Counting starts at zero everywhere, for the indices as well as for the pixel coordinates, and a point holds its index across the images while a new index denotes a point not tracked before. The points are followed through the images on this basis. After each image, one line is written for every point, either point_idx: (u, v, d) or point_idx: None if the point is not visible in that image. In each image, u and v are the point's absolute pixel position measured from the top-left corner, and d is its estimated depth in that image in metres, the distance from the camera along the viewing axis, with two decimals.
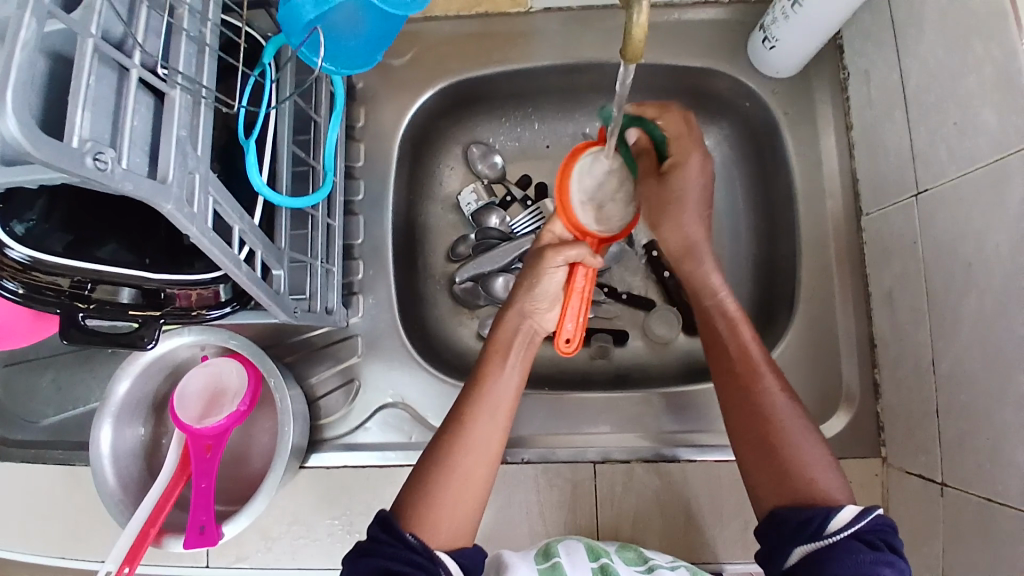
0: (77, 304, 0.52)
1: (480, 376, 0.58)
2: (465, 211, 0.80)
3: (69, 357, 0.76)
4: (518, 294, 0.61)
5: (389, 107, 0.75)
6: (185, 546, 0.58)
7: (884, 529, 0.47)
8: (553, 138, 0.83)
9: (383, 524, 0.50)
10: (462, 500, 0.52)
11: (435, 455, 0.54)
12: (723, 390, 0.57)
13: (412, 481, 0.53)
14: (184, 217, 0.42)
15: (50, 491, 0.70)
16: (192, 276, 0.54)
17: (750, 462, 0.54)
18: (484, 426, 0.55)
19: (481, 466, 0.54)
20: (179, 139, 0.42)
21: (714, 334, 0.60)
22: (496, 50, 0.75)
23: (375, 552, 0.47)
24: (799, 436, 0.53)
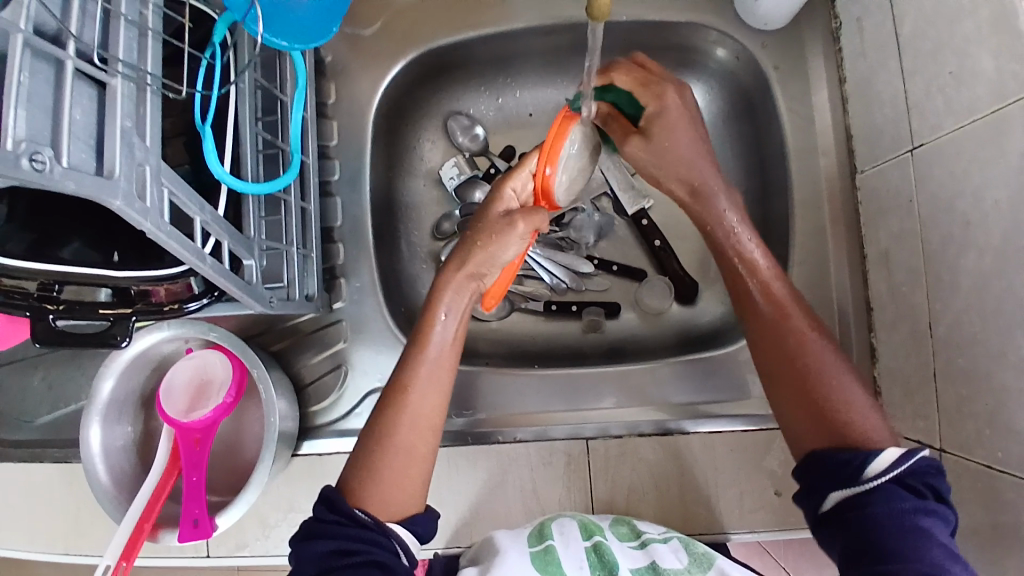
0: (46, 305, 0.50)
1: (420, 336, 0.54)
2: (447, 185, 0.78)
3: (59, 356, 0.76)
4: (475, 253, 0.54)
5: (360, 81, 0.72)
6: (179, 540, 0.58)
7: (929, 470, 0.44)
8: (535, 105, 0.80)
9: (328, 502, 0.49)
10: (405, 476, 0.50)
11: (380, 425, 0.52)
12: (754, 332, 0.52)
13: (358, 451, 0.52)
14: (135, 213, 0.40)
15: (51, 489, 0.70)
16: (161, 271, 0.51)
17: (776, 397, 0.51)
18: (424, 401, 0.52)
19: (423, 441, 0.52)
20: (124, 131, 0.39)
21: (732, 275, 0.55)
22: (470, 13, 0.72)
23: (323, 533, 0.47)
24: (838, 367, 0.49)
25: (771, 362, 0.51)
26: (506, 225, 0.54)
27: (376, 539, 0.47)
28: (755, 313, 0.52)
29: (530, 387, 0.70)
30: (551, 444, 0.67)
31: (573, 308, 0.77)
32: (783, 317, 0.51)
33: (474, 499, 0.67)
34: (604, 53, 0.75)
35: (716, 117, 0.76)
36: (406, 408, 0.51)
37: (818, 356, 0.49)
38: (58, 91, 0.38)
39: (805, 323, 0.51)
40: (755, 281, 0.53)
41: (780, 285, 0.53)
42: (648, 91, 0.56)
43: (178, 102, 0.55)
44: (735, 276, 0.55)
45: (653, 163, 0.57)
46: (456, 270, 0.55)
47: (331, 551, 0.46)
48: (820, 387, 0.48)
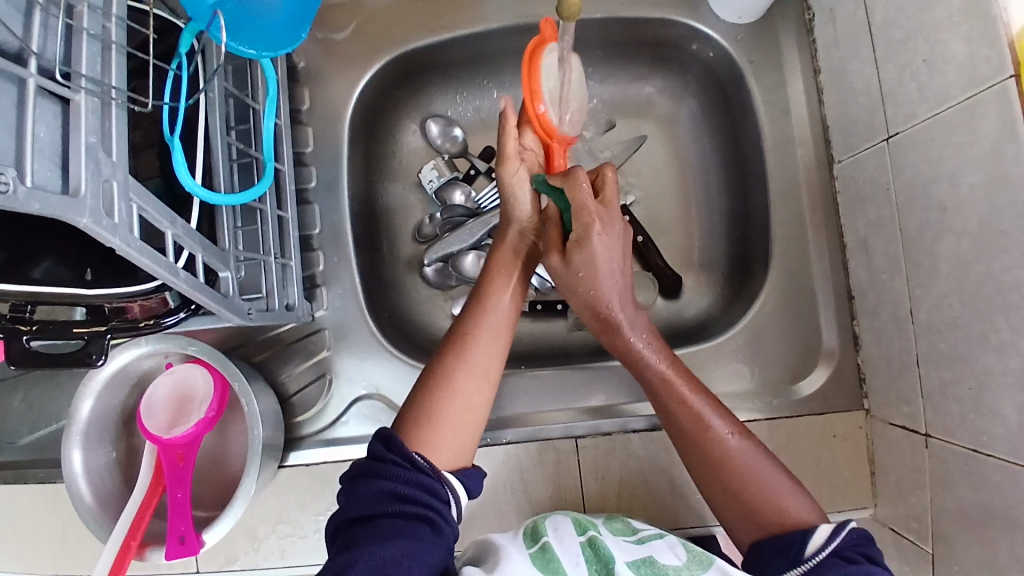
0: (20, 326, 0.49)
1: (479, 299, 0.58)
2: (428, 188, 0.77)
3: (41, 375, 0.75)
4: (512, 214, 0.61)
5: (334, 87, 0.71)
6: (167, 558, 0.57)
7: (862, 541, 0.46)
8: (513, 104, 0.80)
9: (385, 442, 0.50)
10: (462, 422, 0.52)
11: (435, 376, 0.54)
12: (680, 447, 0.55)
13: (411, 403, 0.53)
14: (103, 229, 0.39)
15: (36, 510, 0.69)
16: (136, 286, 0.50)
17: (710, 490, 0.53)
18: (486, 352, 0.55)
19: (481, 391, 0.54)
20: (89, 147, 0.39)
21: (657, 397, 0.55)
22: (442, 14, 0.71)
23: (379, 473, 0.47)
24: (761, 464, 0.51)
25: (701, 460, 0.53)
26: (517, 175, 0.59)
27: (430, 485, 0.48)
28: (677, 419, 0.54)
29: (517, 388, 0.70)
30: (541, 445, 0.67)
31: (559, 307, 0.76)
32: (703, 424, 0.53)
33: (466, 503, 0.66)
34: (579, 49, 0.74)
35: (695, 111, 0.76)
36: (470, 354, 0.54)
37: (737, 450, 0.52)
38: (21, 110, 0.37)
39: (727, 428, 0.53)
40: (675, 396, 0.54)
41: (697, 395, 0.54)
42: (579, 218, 0.54)
43: (147, 114, 0.54)
44: (658, 397, 0.55)
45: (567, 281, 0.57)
46: (506, 232, 0.61)
47: (386, 493, 0.46)
48: (744, 486, 0.51)
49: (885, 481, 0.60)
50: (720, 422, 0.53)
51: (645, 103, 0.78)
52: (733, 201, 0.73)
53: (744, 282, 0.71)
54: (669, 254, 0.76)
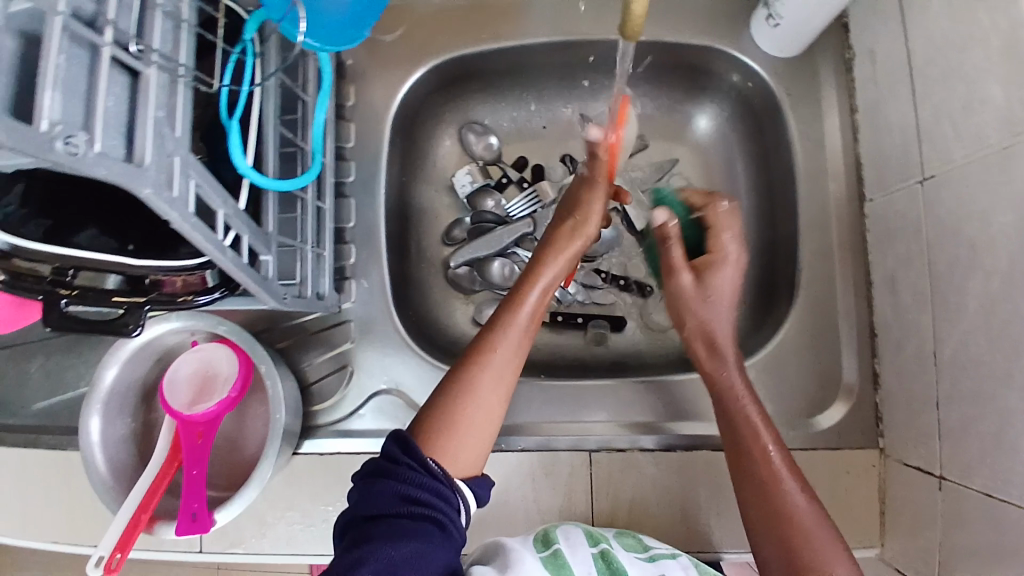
0: (59, 291, 0.49)
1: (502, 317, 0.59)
2: (460, 193, 0.78)
3: (59, 344, 0.74)
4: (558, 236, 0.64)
5: (378, 87, 0.72)
6: (178, 533, 0.57)
7: None
8: (549, 119, 0.81)
9: (401, 444, 0.51)
10: (479, 429, 0.54)
11: (453, 385, 0.55)
12: (744, 487, 0.56)
13: (431, 409, 0.55)
14: (163, 202, 0.40)
15: (46, 477, 0.69)
16: (178, 262, 0.51)
17: (752, 517, 0.54)
18: (507, 362, 0.57)
19: (498, 401, 0.56)
20: (156, 121, 0.40)
21: (737, 443, 0.57)
22: (489, 24, 0.73)
23: (395, 475, 0.48)
24: (814, 519, 0.52)
25: (764, 503, 0.54)
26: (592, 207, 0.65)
27: (440, 491, 0.49)
28: (750, 470, 0.55)
29: (535, 398, 0.71)
30: (555, 455, 0.68)
31: (579, 320, 0.77)
32: (777, 476, 0.54)
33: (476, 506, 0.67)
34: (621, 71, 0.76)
35: (729, 139, 0.77)
36: (491, 364, 0.56)
37: (803, 513, 0.52)
38: (93, 75, 0.37)
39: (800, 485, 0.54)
40: (759, 451, 0.56)
41: (779, 447, 0.56)
42: (719, 239, 0.64)
43: (202, 96, 0.55)
44: (735, 443, 0.57)
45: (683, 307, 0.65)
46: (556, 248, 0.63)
47: (399, 495, 0.47)
48: (796, 542, 0.51)
49: (896, 520, 0.61)
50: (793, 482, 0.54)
51: (681, 128, 0.79)
52: (761, 232, 0.75)
53: (767, 311, 0.72)
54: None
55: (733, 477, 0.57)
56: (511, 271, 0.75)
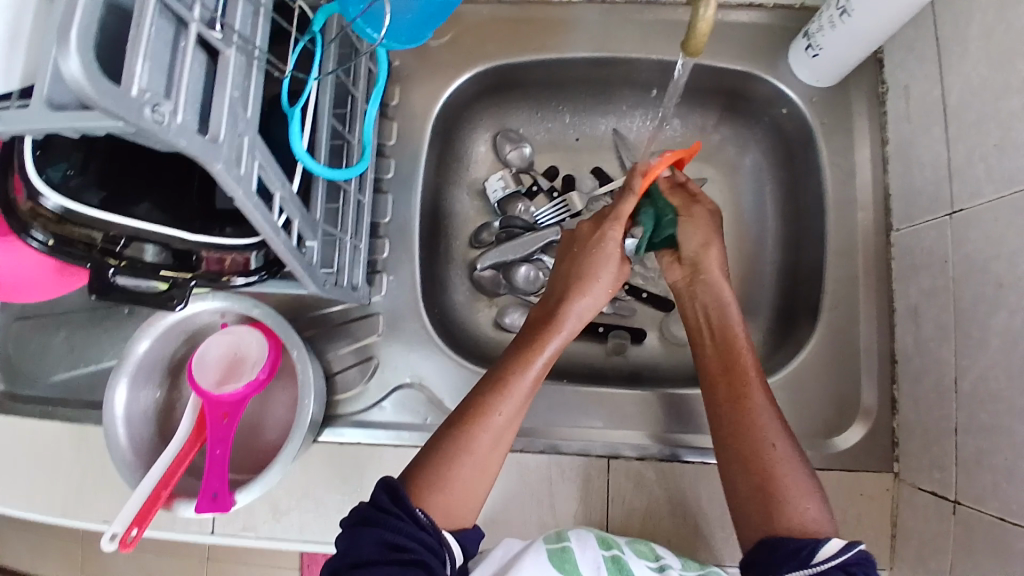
0: (109, 260, 0.49)
1: (504, 369, 0.59)
2: (491, 198, 0.78)
3: (88, 316, 0.71)
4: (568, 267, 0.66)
5: (421, 89, 0.74)
6: (195, 511, 0.55)
7: (865, 562, 0.49)
8: (583, 132, 0.82)
9: (391, 493, 0.52)
10: (471, 483, 0.55)
11: (450, 440, 0.56)
12: (719, 424, 0.59)
13: (430, 451, 0.56)
14: (231, 178, 0.41)
15: (56, 452, 0.66)
16: (224, 240, 0.51)
17: (723, 456, 0.58)
18: (505, 418, 0.57)
19: (492, 458, 0.57)
20: (232, 100, 0.41)
21: (713, 383, 0.61)
22: (535, 36, 0.74)
23: (382, 523, 0.50)
24: (790, 462, 0.55)
25: (740, 446, 0.56)
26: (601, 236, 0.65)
27: (428, 541, 0.50)
28: (724, 403, 0.59)
29: (555, 401, 0.71)
30: (568, 457, 0.68)
31: (600, 330, 0.77)
32: (753, 415, 0.57)
33: (491, 503, 0.68)
34: (660, 90, 0.77)
35: (760, 163, 0.79)
36: (489, 424, 0.56)
37: (779, 455, 0.55)
38: (176, 50, 0.38)
39: (777, 429, 0.57)
40: (732, 394, 0.59)
41: (759, 394, 0.58)
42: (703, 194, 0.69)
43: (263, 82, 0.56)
44: (716, 383, 0.61)
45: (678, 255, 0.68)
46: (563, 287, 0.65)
47: (385, 543, 0.49)
48: (773, 487, 0.54)
49: (907, 544, 0.61)
50: (767, 417, 0.57)
51: (712, 149, 0.82)
52: (786, 254, 0.76)
53: (788, 332, 0.73)
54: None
55: (714, 425, 0.59)
56: (536, 277, 0.76)
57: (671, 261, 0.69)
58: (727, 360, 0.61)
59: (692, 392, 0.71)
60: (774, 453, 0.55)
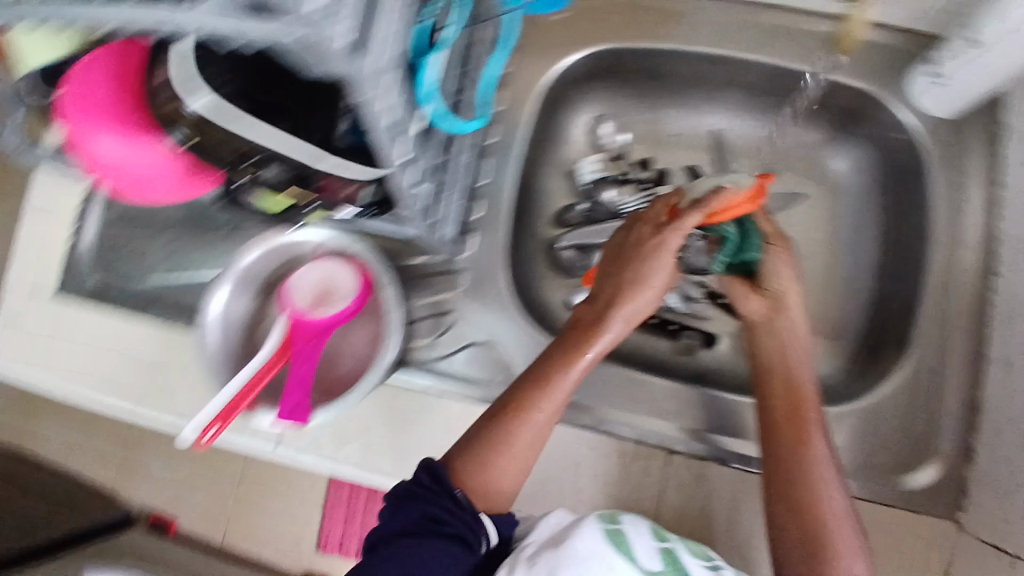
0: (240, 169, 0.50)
1: (547, 368, 0.60)
2: (580, 179, 0.75)
3: (194, 229, 0.74)
4: (617, 273, 0.64)
5: (531, 56, 0.70)
6: (278, 417, 0.59)
7: None
8: (682, 128, 0.78)
9: (431, 472, 0.57)
10: (509, 474, 0.58)
11: (491, 430, 0.58)
12: (772, 466, 0.59)
13: (473, 436, 0.59)
14: (376, 110, 0.41)
15: (145, 352, 0.69)
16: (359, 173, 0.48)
17: (773, 497, 0.58)
18: (544, 418, 0.58)
19: (528, 452, 0.59)
20: (388, 29, 0.40)
21: (770, 423, 0.61)
22: (650, 19, 0.70)
23: (422, 499, 0.55)
24: (839, 518, 0.56)
25: (791, 493, 0.57)
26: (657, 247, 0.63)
27: (464, 518, 0.55)
28: (781, 447, 0.59)
29: (620, 390, 0.70)
30: (628, 444, 0.69)
31: (672, 327, 0.76)
32: (812, 465, 0.57)
33: (545, 472, 0.69)
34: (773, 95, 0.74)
35: (866, 185, 0.76)
36: (530, 421, 0.58)
37: (831, 509, 0.56)
38: None
39: (830, 482, 0.57)
40: (791, 440, 0.59)
41: (818, 443, 0.58)
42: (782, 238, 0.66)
43: None
44: (776, 425, 0.60)
45: (756, 285, 0.67)
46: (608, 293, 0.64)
47: (425, 518, 0.54)
48: (820, 542, 0.55)
49: None
50: (824, 469, 0.57)
51: (817, 165, 0.77)
52: (876, 283, 0.74)
53: (868, 362, 0.71)
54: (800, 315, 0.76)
55: (766, 466, 0.60)
56: None
57: (748, 291, 0.68)
58: (793, 407, 0.60)
59: (741, 400, 0.70)
60: (826, 506, 0.56)
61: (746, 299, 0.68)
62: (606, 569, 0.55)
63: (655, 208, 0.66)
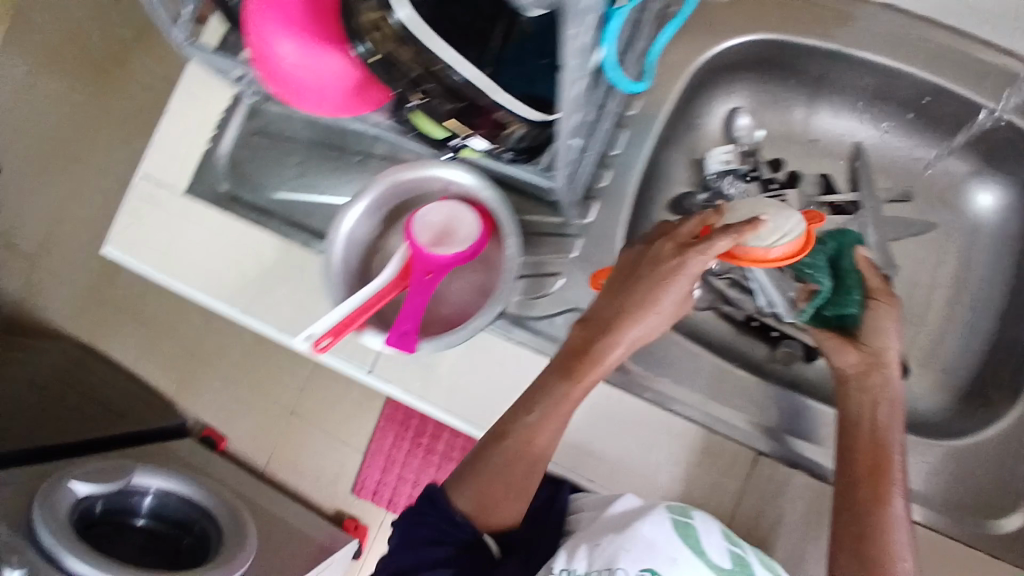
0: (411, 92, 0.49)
1: (545, 390, 0.61)
2: (709, 168, 0.73)
3: (321, 151, 0.75)
4: (623, 294, 0.60)
5: (686, 36, 0.70)
6: (385, 343, 0.62)
7: None
8: (822, 133, 0.76)
9: (431, 496, 0.62)
10: (505, 494, 0.61)
11: (491, 453, 0.61)
12: (845, 516, 0.59)
13: (479, 452, 0.62)
14: (575, 47, 0.39)
15: (265, 260, 0.73)
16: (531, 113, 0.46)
17: (838, 547, 0.58)
18: (541, 441, 0.61)
19: (525, 473, 0.61)
20: None
21: (851, 476, 0.60)
22: (817, 18, 0.68)
23: (426, 521, 0.61)
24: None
25: (860, 548, 0.57)
26: (668, 276, 0.58)
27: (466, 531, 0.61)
28: (857, 501, 0.58)
29: (721, 385, 0.67)
30: (719, 438, 0.66)
31: (772, 334, 0.73)
32: (887, 525, 0.57)
33: (625, 450, 0.67)
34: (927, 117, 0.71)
35: (1006, 222, 0.72)
36: (527, 447, 0.61)
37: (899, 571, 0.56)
38: None
39: (901, 546, 0.57)
40: (871, 498, 0.58)
41: (896, 504, 0.58)
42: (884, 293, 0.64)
43: None
44: (856, 477, 0.59)
45: (853, 339, 0.64)
46: (609, 314, 0.60)
47: (430, 539, 0.60)
48: None
49: None
50: (896, 532, 0.57)
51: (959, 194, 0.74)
52: (997, 326, 0.70)
53: (974, 404, 0.68)
54: (911, 343, 0.73)
55: (837, 515, 0.59)
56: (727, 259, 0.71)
57: (842, 344, 0.64)
58: (874, 467, 0.59)
59: (821, 408, 0.66)
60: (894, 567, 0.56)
61: (840, 352, 0.64)
62: (668, 561, 0.54)
63: (685, 225, 0.59)
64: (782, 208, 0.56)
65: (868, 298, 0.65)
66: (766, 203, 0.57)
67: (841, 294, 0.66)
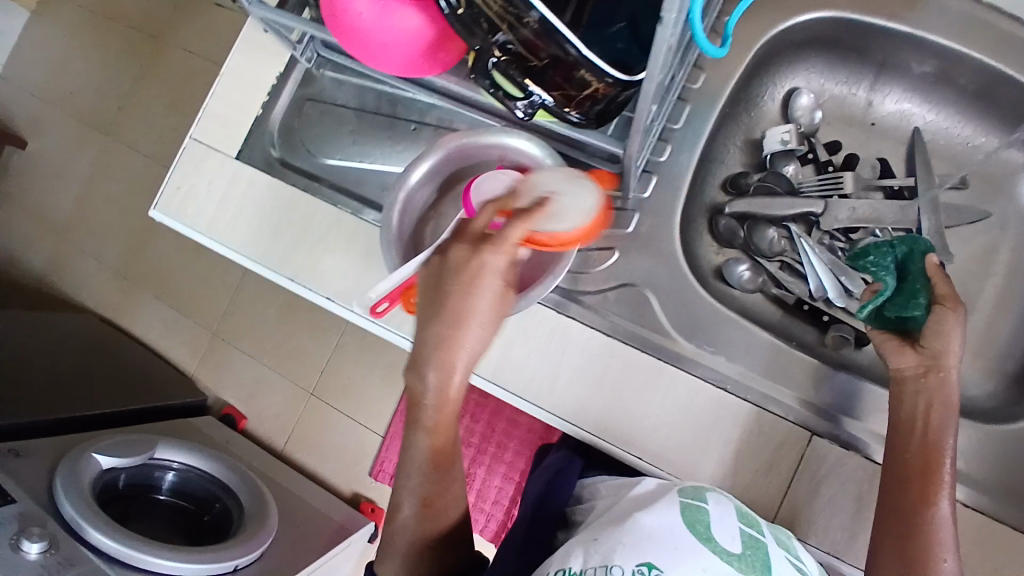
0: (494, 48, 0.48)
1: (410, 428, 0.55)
2: (765, 147, 0.74)
3: (373, 120, 0.75)
4: (441, 304, 0.51)
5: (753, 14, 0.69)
6: None
7: None
8: (881, 116, 0.76)
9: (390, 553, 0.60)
10: (413, 524, 0.57)
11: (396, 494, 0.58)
12: (891, 511, 0.58)
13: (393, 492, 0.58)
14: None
15: (315, 225, 0.72)
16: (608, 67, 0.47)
17: (880, 540, 0.57)
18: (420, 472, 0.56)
19: (426, 502, 0.56)
20: None
21: (901, 472, 0.58)
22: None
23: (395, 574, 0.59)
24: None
25: (905, 544, 0.56)
26: (472, 269, 0.50)
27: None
28: (906, 495, 0.57)
29: (773, 364, 0.67)
30: (771, 417, 0.66)
31: (823, 318, 0.71)
32: (935, 522, 0.56)
33: (673, 427, 0.66)
34: (989, 105, 0.70)
35: None
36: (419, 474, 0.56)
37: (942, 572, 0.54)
38: None
39: (947, 545, 0.55)
40: (920, 494, 0.57)
41: (943, 502, 0.56)
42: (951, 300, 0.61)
43: None
44: (905, 474, 0.58)
45: (912, 342, 0.62)
46: (434, 329, 0.51)
47: None
48: None
49: None
50: (945, 533, 0.55)
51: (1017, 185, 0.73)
52: None
53: None
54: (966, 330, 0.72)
55: (886, 508, 0.58)
56: (780, 242, 0.71)
57: (900, 346, 0.62)
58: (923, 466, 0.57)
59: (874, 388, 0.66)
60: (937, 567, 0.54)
61: (897, 354, 0.62)
62: (670, 552, 0.44)
63: (478, 217, 0.53)
64: (574, 186, 0.56)
65: (935, 303, 0.61)
66: (559, 181, 0.56)
67: (903, 297, 0.63)
